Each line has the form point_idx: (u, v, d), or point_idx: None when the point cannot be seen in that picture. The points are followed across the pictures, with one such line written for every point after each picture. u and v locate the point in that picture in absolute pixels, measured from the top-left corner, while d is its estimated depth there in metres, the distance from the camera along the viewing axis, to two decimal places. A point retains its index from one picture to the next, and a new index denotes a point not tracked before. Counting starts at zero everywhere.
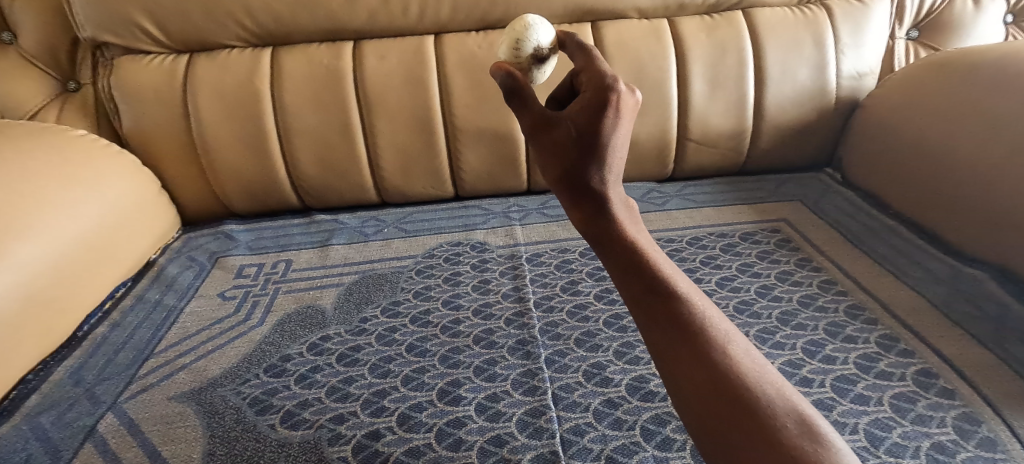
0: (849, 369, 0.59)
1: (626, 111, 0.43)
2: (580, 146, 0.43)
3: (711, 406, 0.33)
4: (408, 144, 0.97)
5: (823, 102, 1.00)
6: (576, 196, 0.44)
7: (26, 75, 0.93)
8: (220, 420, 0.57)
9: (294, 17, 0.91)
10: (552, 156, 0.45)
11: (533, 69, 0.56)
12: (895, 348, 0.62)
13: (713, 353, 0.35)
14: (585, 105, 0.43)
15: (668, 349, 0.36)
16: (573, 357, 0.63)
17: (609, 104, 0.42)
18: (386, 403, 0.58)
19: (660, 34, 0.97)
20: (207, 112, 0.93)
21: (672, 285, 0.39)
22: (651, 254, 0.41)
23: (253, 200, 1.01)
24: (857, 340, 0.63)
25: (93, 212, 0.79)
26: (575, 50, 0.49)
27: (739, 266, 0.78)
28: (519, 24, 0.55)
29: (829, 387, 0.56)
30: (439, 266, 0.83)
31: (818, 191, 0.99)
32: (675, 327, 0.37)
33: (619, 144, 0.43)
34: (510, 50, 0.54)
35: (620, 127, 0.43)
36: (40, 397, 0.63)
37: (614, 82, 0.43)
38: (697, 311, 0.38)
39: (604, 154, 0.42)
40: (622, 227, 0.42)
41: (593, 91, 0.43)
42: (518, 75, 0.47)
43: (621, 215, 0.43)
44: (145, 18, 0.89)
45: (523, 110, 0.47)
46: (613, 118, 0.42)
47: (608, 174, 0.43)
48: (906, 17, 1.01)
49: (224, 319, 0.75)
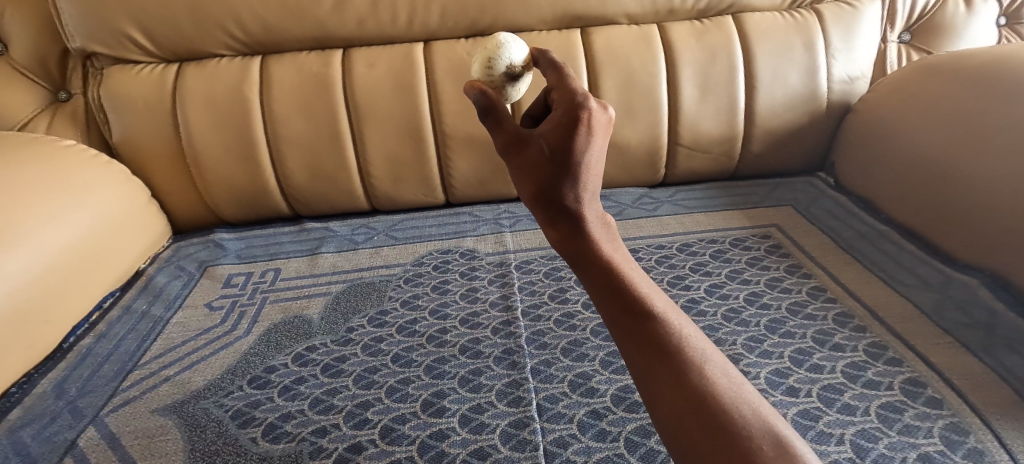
0: (837, 377, 0.58)
1: (599, 129, 0.42)
2: (552, 165, 0.42)
3: (686, 429, 0.32)
4: (397, 152, 0.97)
5: (814, 106, 1.00)
6: (551, 215, 0.43)
7: (16, 85, 0.93)
8: (201, 433, 0.56)
9: (282, 26, 0.91)
10: (526, 175, 0.44)
11: (506, 87, 0.57)
12: (883, 356, 0.61)
13: (689, 372, 0.34)
14: (556, 123, 0.42)
15: (645, 369, 0.36)
16: (559, 366, 0.62)
17: (581, 123, 0.41)
18: (369, 415, 0.57)
19: (650, 40, 0.96)
20: (196, 121, 0.93)
21: (648, 303, 0.38)
22: (627, 272, 0.40)
23: (243, 208, 1.00)
24: (846, 348, 0.63)
25: (79, 223, 0.79)
26: (549, 68, 0.49)
27: (728, 273, 0.78)
28: (492, 43, 0.55)
29: (816, 397, 0.56)
30: (427, 275, 0.82)
31: (810, 195, 0.98)
32: (651, 346, 0.36)
33: (593, 162, 0.42)
34: (483, 68, 0.55)
35: (594, 145, 0.42)
36: (21, 410, 0.62)
37: (585, 99, 0.42)
38: (674, 330, 0.37)
39: (577, 173, 0.42)
40: (597, 246, 0.42)
41: (565, 108, 0.43)
42: (490, 94, 0.46)
43: (596, 233, 0.43)
44: (134, 28, 0.89)
45: (496, 128, 0.46)
46: (584, 136, 0.41)
47: (582, 192, 0.43)
48: (898, 20, 1.01)
49: (211, 329, 0.74)
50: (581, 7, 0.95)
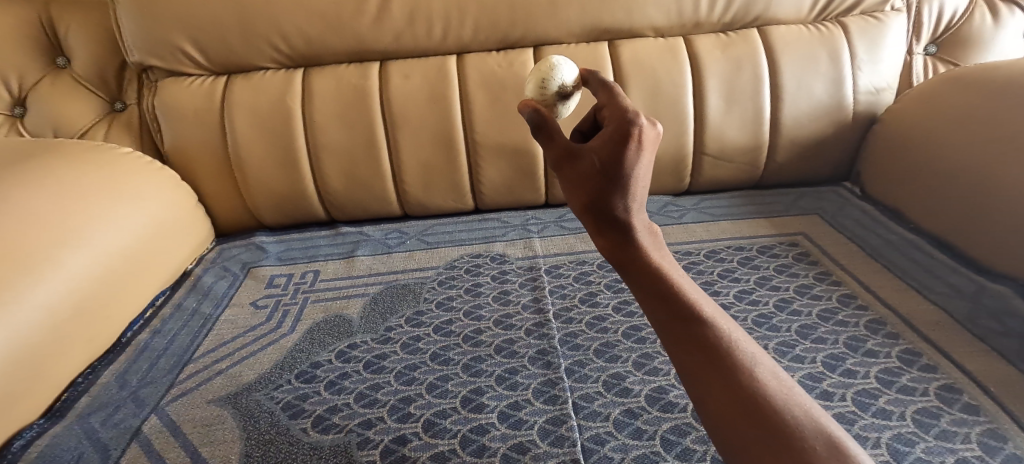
0: (871, 383, 0.60)
1: (649, 144, 0.45)
2: (603, 178, 0.45)
3: (740, 430, 0.34)
4: (430, 159, 1.01)
5: (840, 117, 1.01)
6: (602, 225, 0.46)
7: (77, 96, 0.99)
8: (256, 423, 0.60)
9: (324, 40, 0.96)
10: (576, 187, 0.47)
11: (558, 104, 0.61)
12: (917, 363, 0.62)
13: (740, 375, 0.37)
14: (607, 139, 0.45)
15: (696, 372, 0.39)
16: (592, 367, 0.65)
17: (631, 138, 0.44)
18: (413, 409, 0.60)
19: (676, 52, 0.99)
20: (242, 130, 0.98)
21: (698, 309, 0.41)
22: (675, 279, 0.43)
23: (283, 213, 1.05)
24: (879, 354, 0.64)
25: (134, 225, 0.84)
26: (600, 87, 0.53)
27: (757, 279, 0.79)
28: (546, 65, 0.60)
29: (850, 401, 0.57)
30: (460, 277, 0.85)
31: (836, 204, 0.99)
32: (701, 350, 0.39)
33: (642, 174, 0.45)
34: (537, 88, 0.60)
35: (643, 159, 0.44)
36: (88, 399, 0.67)
37: (635, 116, 0.45)
38: (723, 334, 0.39)
39: (627, 184, 0.44)
40: (645, 254, 0.44)
41: (616, 124, 0.46)
42: (544, 111, 0.51)
43: (645, 242, 0.45)
44: (187, 43, 0.95)
45: (548, 143, 0.50)
46: (635, 150, 0.44)
47: (631, 202, 0.45)
48: (924, 33, 1.02)
49: (257, 326, 0.79)
50: (609, 20, 0.98)
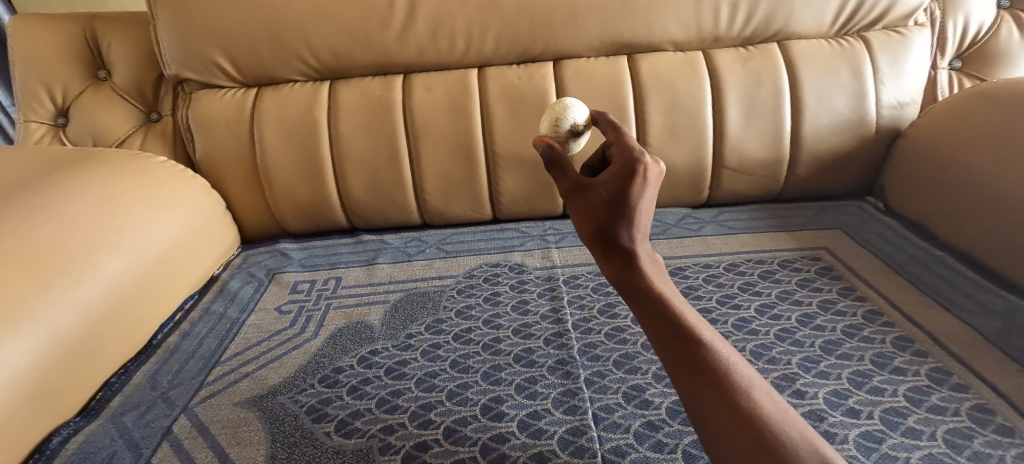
0: (900, 401, 0.59)
1: (654, 180, 0.46)
2: (610, 209, 0.47)
3: (739, 450, 0.36)
4: (451, 170, 1.03)
5: (862, 130, 1.00)
6: (608, 252, 0.47)
7: (116, 107, 1.04)
8: (281, 426, 0.62)
9: (351, 54, 0.99)
10: (585, 216, 0.49)
11: (569, 141, 0.66)
12: (947, 382, 0.62)
13: (738, 397, 0.38)
14: (614, 173, 0.47)
15: (697, 393, 0.40)
16: (612, 378, 0.65)
17: (636, 174, 0.46)
18: (433, 416, 0.62)
19: (695, 66, 1.00)
20: (270, 140, 1.01)
21: (698, 333, 0.42)
22: (677, 304, 0.44)
23: (307, 221, 1.08)
24: (907, 372, 0.63)
25: (168, 230, 0.87)
26: (609, 128, 0.57)
27: (779, 293, 0.79)
28: (558, 106, 0.65)
29: (878, 419, 0.57)
30: (479, 286, 0.87)
31: (859, 219, 0.98)
32: (701, 372, 0.40)
33: (647, 207, 0.46)
34: (550, 126, 0.65)
35: (648, 194, 0.46)
36: (122, 399, 0.70)
37: (640, 155, 0.47)
38: (721, 357, 0.41)
39: (632, 216, 0.46)
40: (649, 280, 0.45)
41: (622, 163, 0.48)
42: (557, 147, 0.54)
43: (648, 268, 0.46)
44: (221, 57, 0.99)
45: (560, 176, 0.53)
46: (639, 185, 0.46)
47: (636, 232, 0.46)
48: (948, 48, 1.01)
49: (282, 331, 0.81)
50: (629, 35, 0.99)
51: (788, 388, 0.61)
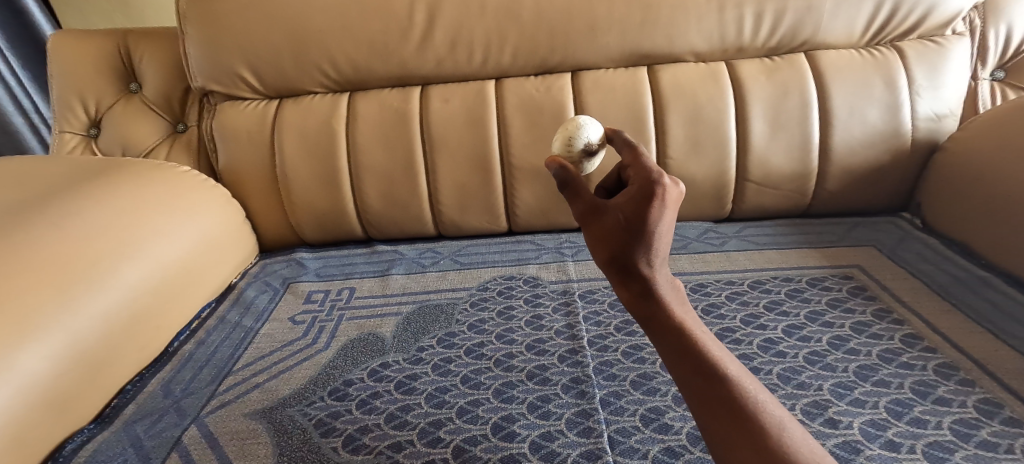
0: (945, 435, 0.54)
1: (673, 202, 0.45)
2: (626, 233, 0.45)
3: None
4: (467, 182, 1.02)
5: (897, 143, 0.96)
6: (624, 278, 0.45)
7: (145, 118, 1.07)
8: (289, 439, 0.61)
9: (370, 66, 1.00)
10: (599, 242, 0.47)
11: (583, 161, 0.65)
12: (999, 415, 0.57)
13: (767, 439, 0.35)
14: (632, 196, 0.46)
15: (722, 434, 0.37)
16: (629, 399, 0.62)
17: (655, 196, 0.44)
18: (442, 434, 0.60)
19: (718, 77, 0.97)
20: (290, 151, 1.03)
21: (722, 367, 0.40)
22: (699, 336, 0.42)
23: (324, 231, 1.08)
24: (952, 403, 0.58)
25: (188, 237, 0.88)
26: (624, 146, 0.55)
27: (808, 314, 0.75)
28: (571, 125, 0.65)
29: (920, 454, 0.52)
30: (493, 300, 0.85)
31: (894, 236, 0.93)
32: (727, 411, 0.38)
33: (665, 231, 0.44)
34: (563, 146, 0.64)
35: (667, 217, 0.44)
36: (135, 406, 0.70)
37: (659, 176, 0.46)
38: (748, 395, 0.38)
39: (650, 240, 0.44)
40: (669, 309, 0.43)
41: (639, 185, 0.46)
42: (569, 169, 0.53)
43: (667, 296, 0.44)
44: (245, 69, 1.01)
45: (575, 198, 0.51)
46: (658, 208, 0.44)
47: (654, 257, 0.44)
48: (989, 58, 0.96)
49: (295, 341, 0.81)
50: (649, 47, 0.97)
51: (819, 416, 0.58)
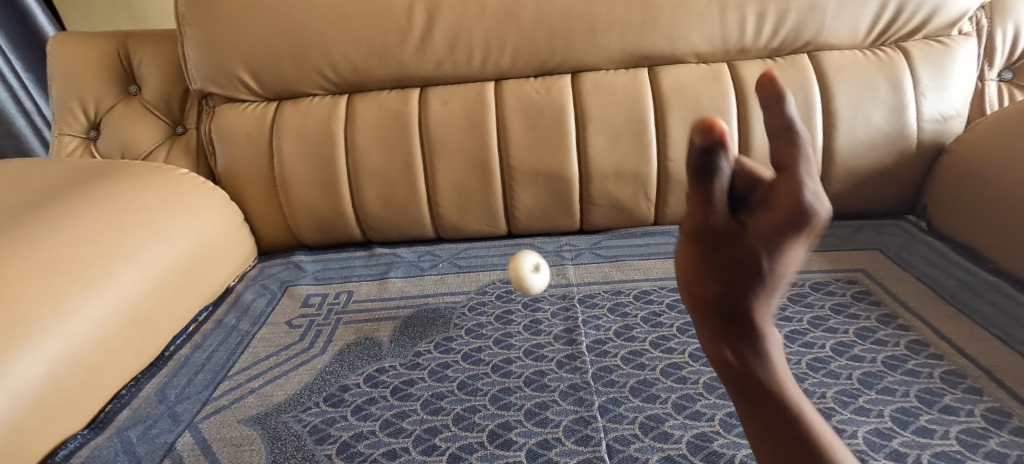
0: (952, 445, 0.53)
1: (818, 232, 0.38)
2: (738, 252, 0.39)
3: None
4: (467, 184, 1.01)
5: (902, 145, 0.94)
6: (719, 282, 0.41)
7: (144, 120, 1.07)
8: (283, 446, 0.61)
9: (369, 68, 0.99)
10: (703, 242, 0.40)
11: None
12: (1007, 425, 0.55)
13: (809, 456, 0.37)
14: (776, 211, 0.37)
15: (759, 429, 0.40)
16: (628, 406, 0.61)
17: (794, 225, 0.36)
18: (438, 441, 0.59)
19: (720, 78, 0.96)
20: (288, 153, 1.02)
21: (783, 383, 0.40)
22: (771, 352, 0.41)
23: (322, 234, 1.08)
24: (959, 411, 0.57)
25: (186, 240, 0.88)
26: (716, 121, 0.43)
27: (811, 319, 0.74)
28: None
29: None
30: (491, 304, 0.84)
31: (899, 240, 0.92)
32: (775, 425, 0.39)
33: (789, 263, 0.38)
34: None
35: (796, 254, 0.38)
36: (129, 412, 0.69)
37: (813, 199, 0.36)
38: (803, 413, 0.39)
39: (773, 284, 0.39)
40: (754, 319, 0.40)
41: (785, 207, 0.36)
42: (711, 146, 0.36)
43: (759, 311, 0.40)
44: (244, 71, 1.01)
45: (694, 174, 0.38)
46: (790, 244, 0.37)
47: (761, 285, 0.39)
48: (996, 58, 0.95)
49: (291, 346, 0.80)
50: (650, 48, 0.96)
51: None
